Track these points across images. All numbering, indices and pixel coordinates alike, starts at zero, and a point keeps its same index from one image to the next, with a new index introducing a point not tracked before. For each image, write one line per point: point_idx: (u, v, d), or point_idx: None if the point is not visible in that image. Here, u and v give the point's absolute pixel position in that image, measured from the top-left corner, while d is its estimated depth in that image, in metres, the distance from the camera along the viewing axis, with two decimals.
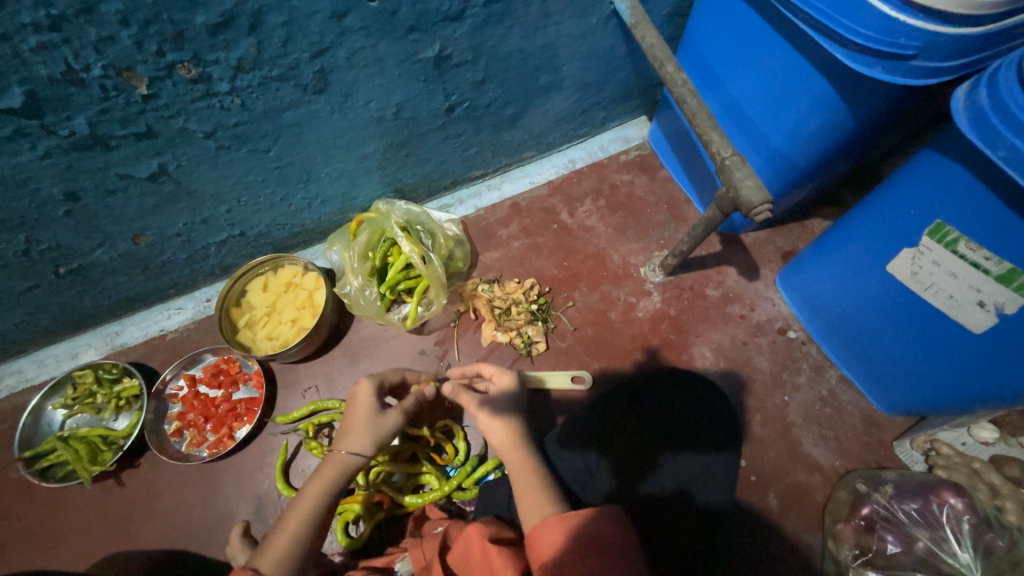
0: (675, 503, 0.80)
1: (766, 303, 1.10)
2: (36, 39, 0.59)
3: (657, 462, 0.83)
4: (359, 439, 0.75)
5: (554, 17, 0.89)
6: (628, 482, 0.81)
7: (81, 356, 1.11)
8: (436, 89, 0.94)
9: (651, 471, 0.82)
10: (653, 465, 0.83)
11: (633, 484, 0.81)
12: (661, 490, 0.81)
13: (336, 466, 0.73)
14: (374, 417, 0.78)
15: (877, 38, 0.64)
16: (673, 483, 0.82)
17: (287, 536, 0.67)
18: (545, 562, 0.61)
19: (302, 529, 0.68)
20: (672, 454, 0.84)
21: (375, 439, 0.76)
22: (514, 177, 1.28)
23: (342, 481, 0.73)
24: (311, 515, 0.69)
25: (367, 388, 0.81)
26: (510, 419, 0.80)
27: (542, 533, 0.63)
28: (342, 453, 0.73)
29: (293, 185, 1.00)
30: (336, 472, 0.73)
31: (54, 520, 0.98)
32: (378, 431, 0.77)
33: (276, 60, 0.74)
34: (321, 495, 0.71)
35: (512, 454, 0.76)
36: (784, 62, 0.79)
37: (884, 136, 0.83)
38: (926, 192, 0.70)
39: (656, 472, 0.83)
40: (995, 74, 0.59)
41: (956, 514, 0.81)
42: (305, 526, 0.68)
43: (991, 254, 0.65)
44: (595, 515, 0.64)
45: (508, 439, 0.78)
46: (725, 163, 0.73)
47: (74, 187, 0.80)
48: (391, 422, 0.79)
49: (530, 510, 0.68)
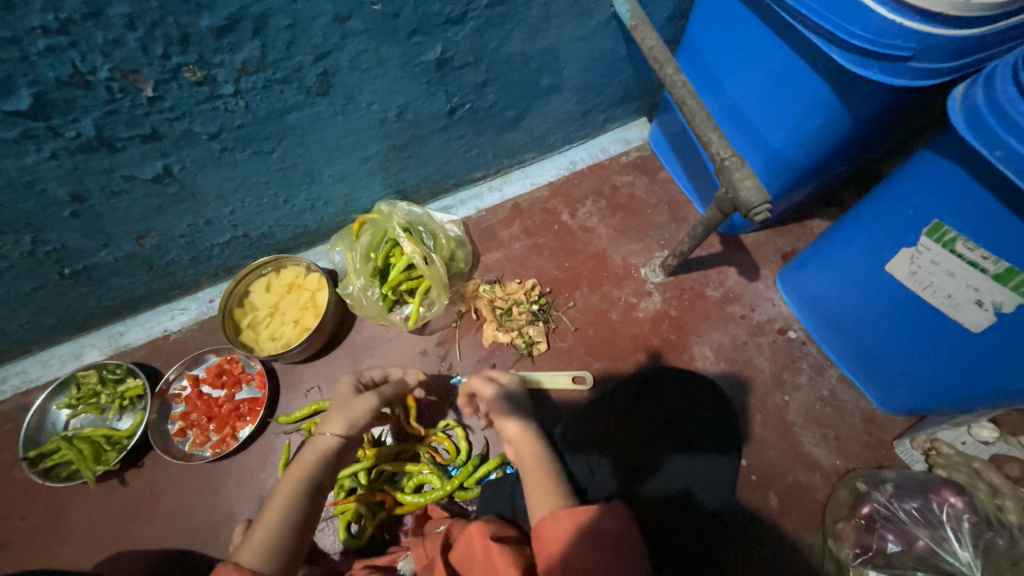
0: (678, 503, 0.81)
1: (766, 303, 1.11)
2: (44, 43, 0.60)
3: (661, 462, 0.84)
4: (333, 421, 0.78)
5: (554, 20, 0.90)
6: (629, 484, 0.82)
7: (85, 356, 1.12)
8: (438, 91, 0.94)
9: (654, 472, 0.83)
10: (655, 465, 0.84)
11: (636, 487, 0.81)
12: (661, 494, 0.81)
13: (311, 452, 0.74)
14: (348, 402, 0.81)
15: (875, 40, 0.64)
16: (675, 484, 0.82)
17: (265, 525, 0.65)
18: (551, 554, 0.61)
19: (280, 519, 0.66)
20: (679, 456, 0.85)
21: (347, 420, 0.78)
22: (515, 178, 1.28)
23: (317, 467, 0.73)
24: (288, 505, 0.68)
25: (347, 381, 0.86)
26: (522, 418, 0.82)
27: (549, 525, 0.63)
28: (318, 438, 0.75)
29: (296, 186, 1.01)
30: (311, 458, 0.73)
31: (58, 519, 0.98)
32: (352, 413, 0.79)
33: (280, 62, 0.75)
34: (296, 484, 0.70)
35: (526, 448, 0.78)
36: (783, 64, 0.79)
37: (881, 137, 0.83)
38: (926, 191, 0.70)
39: (660, 474, 0.83)
40: (991, 74, 0.60)
41: (956, 513, 0.81)
42: (284, 517, 0.67)
43: (989, 253, 0.65)
44: (600, 510, 0.63)
45: (523, 434, 0.80)
46: (724, 164, 0.73)
47: (80, 189, 0.81)
48: (364, 403, 0.81)
49: (539, 503, 0.68)
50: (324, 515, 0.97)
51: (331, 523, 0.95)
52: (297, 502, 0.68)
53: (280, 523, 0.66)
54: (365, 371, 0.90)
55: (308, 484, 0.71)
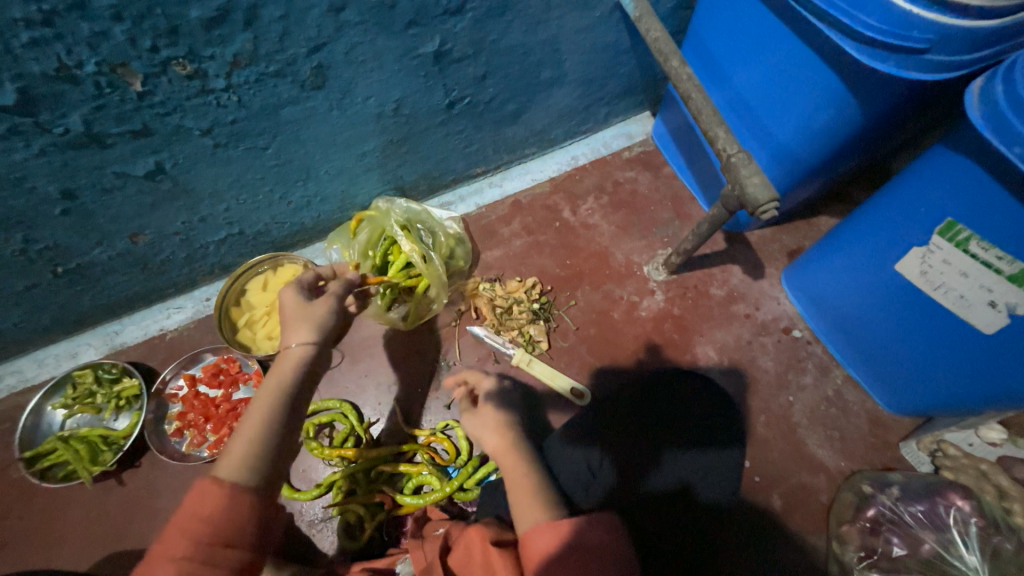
0: (679, 500, 0.79)
1: (771, 302, 1.09)
2: (27, 35, 0.58)
3: (660, 458, 0.82)
4: (300, 329, 0.68)
5: (556, 11, 0.87)
6: (630, 480, 0.80)
7: (81, 356, 1.11)
8: (437, 84, 0.92)
9: (654, 466, 0.81)
10: (655, 461, 0.82)
11: (637, 481, 0.80)
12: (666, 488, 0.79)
13: (283, 363, 0.64)
14: (310, 309, 0.71)
15: (891, 31, 0.62)
16: (674, 480, 0.81)
17: (242, 436, 0.57)
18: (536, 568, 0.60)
19: (259, 430, 0.58)
20: (675, 450, 0.83)
21: (315, 326, 0.69)
22: (515, 174, 1.26)
23: (294, 375, 0.63)
24: (268, 413, 0.59)
25: (291, 289, 0.74)
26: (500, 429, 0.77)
27: (535, 539, 0.62)
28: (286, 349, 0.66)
29: (291, 182, 0.99)
30: (285, 368, 0.64)
31: (56, 519, 0.97)
32: (320, 320, 0.70)
33: (273, 56, 0.73)
34: (274, 391, 0.61)
35: (506, 459, 0.73)
36: (792, 56, 0.77)
37: (892, 132, 0.81)
38: (939, 189, 0.68)
39: (659, 466, 0.81)
40: (1012, 68, 0.57)
41: (964, 517, 0.79)
42: (264, 427, 0.58)
43: (1004, 254, 0.63)
44: (585, 524, 0.62)
45: (502, 446, 0.75)
46: (731, 161, 0.71)
47: (70, 186, 0.79)
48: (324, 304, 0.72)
49: (524, 512, 0.66)
50: (324, 516, 0.96)
51: (330, 524, 0.96)
52: (278, 409, 0.60)
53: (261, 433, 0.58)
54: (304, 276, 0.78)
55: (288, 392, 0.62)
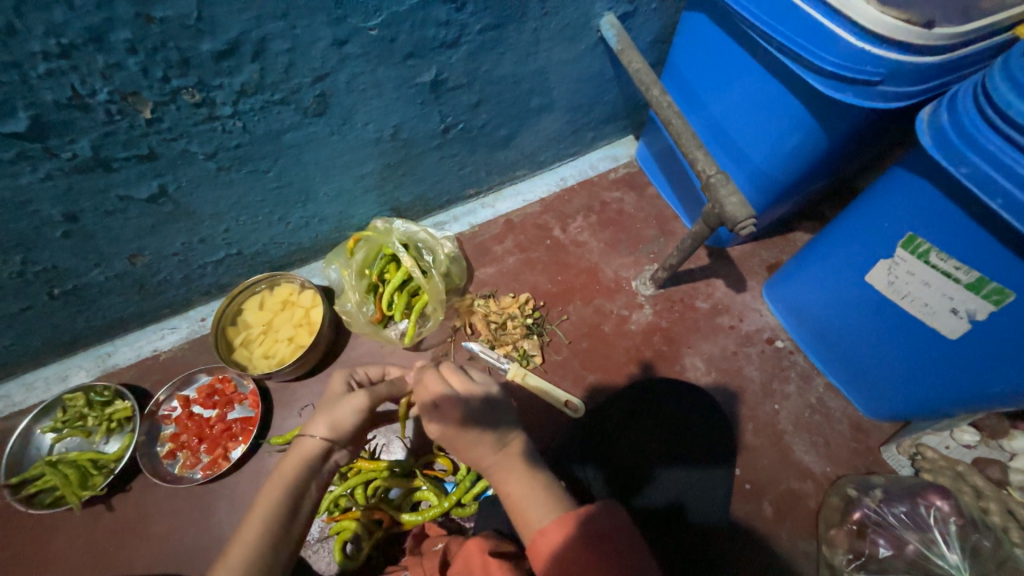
0: (670, 519, 0.81)
1: (754, 314, 1.14)
2: (45, 67, 0.61)
3: (652, 474, 0.85)
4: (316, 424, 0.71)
5: (544, 44, 0.93)
6: (625, 495, 0.83)
7: (71, 378, 1.09)
8: (433, 111, 0.97)
9: (648, 483, 0.84)
10: (647, 478, 0.84)
11: (628, 498, 0.83)
12: (658, 507, 0.81)
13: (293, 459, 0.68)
14: (334, 404, 0.73)
15: (847, 66, 0.68)
16: (669, 495, 0.83)
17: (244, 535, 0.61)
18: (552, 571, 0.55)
19: (260, 536, 0.61)
20: (667, 468, 0.85)
21: (335, 420, 0.71)
22: (506, 195, 1.31)
23: (301, 473, 0.67)
24: (272, 516, 0.63)
25: (339, 375, 0.79)
26: (480, 426, 0.65)
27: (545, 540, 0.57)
28: (299, 443, 0.69)
29: (291, 204, 1.02)
30: (292, 469, 0.66)
31: (38, 549, 0.95)
32: (337, 416, 0.71)
33: (278, 85, 0.77)
34: (279, 497, 0.64)
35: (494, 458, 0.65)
36: (760, 88, 0.84)
37: (856, 155, 0.88)
38: (899, 206, 0.74)
39: (653, 484, 0.84)
40: (953, 98, 0.64)
41: (943, 516, 0.84)
42: (266, 530, 0.62)
43: (960, 264, 0.69)
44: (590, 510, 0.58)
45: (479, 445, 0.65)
46: (710, 181, 0.77)
47: (73, 209, 0.81)
48: (351, 402, 0.73)
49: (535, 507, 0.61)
50: (318, 536, 0.96)
51: (326, 544, 0.95)
52: (281, 510, 0.63)
53: (261, 533, 0.61)
54: (357, 365, 0.83)
55: (293, 499, 0.65)
